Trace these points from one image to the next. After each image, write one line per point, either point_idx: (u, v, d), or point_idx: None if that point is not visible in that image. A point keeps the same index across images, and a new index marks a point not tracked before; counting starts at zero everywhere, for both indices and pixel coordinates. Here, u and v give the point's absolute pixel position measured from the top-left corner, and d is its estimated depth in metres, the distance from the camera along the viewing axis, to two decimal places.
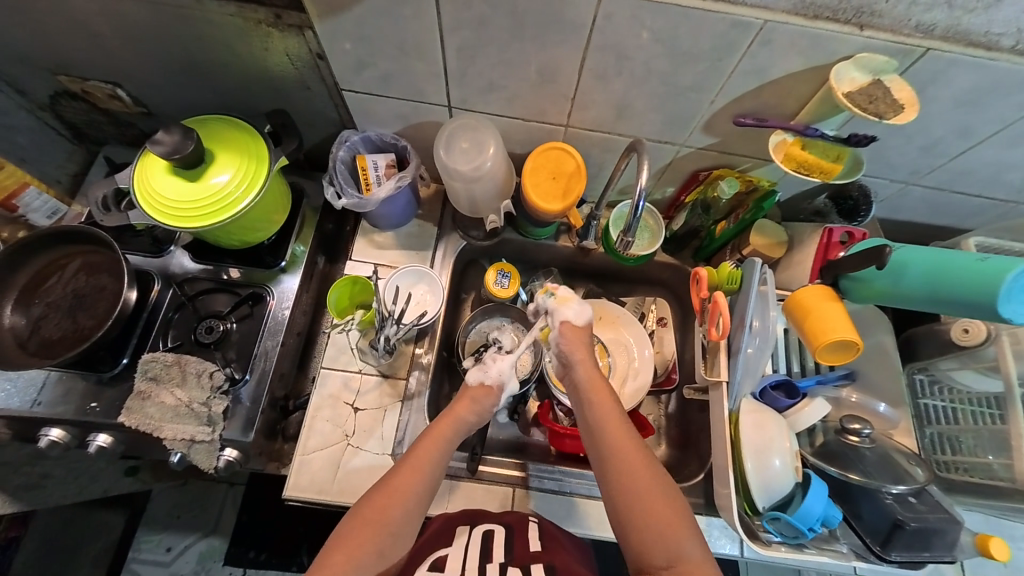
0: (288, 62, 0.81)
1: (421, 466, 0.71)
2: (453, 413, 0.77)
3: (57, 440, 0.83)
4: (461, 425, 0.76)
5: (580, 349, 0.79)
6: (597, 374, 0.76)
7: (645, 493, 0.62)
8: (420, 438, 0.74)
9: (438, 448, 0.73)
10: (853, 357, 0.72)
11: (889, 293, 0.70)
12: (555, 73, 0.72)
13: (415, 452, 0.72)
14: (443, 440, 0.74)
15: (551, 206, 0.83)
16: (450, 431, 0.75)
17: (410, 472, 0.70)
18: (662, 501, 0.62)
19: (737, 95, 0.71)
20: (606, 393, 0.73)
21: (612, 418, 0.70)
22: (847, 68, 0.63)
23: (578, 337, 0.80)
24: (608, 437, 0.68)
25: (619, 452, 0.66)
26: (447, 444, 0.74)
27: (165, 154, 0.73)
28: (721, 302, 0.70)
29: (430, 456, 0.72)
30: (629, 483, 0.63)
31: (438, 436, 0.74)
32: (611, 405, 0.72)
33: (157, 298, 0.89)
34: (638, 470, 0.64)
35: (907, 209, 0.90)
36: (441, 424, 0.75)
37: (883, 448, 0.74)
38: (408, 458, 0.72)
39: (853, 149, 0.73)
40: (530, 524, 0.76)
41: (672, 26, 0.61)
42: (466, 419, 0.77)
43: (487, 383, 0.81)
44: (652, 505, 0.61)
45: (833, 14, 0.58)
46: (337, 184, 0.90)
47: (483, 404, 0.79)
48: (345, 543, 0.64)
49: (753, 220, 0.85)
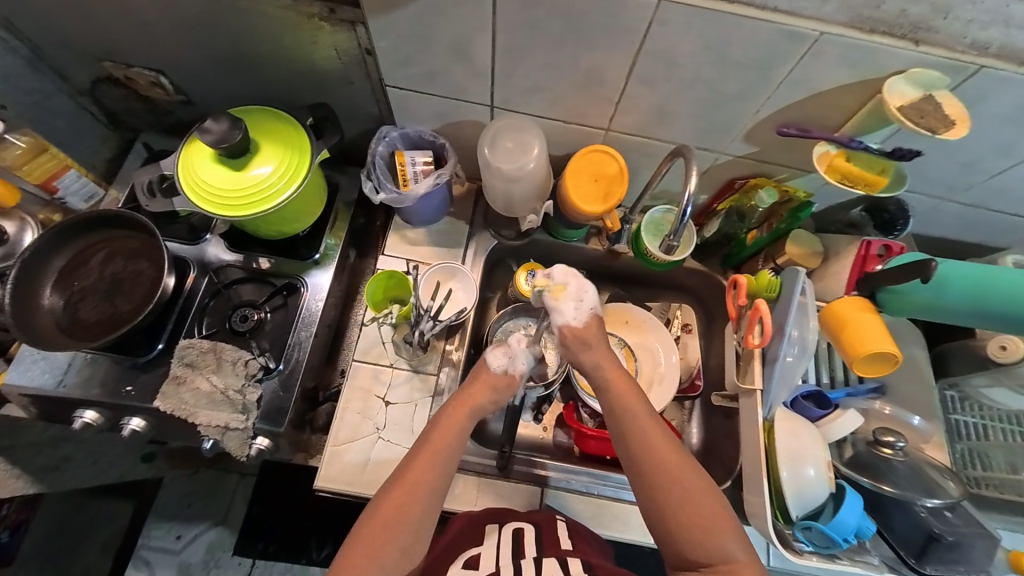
0: (335, 56, 0.81)
1: (436, 454, 0.69)
2: (467, 396, 0.75)
3: (91, 422, 0.84)
4: (473, 407, 0.74)
5: (596, 347, 0.76)
6: (620, 372, 0.75)
7: (688, 495, 0.63)
8: (433, 425, 0.72)
9: (453, 433, 0.71)
10: (890, 369, 0.72)
11: (930, 308, 0.70)
12: (602, 77, 0.73)
13: (428, 442, 0.70)
14: (458, 427, 0.72)
15: (591, 208, 0.84)
16: (466, 418, 0.73)
17: (423, 466, 0.68)
18: (702, 506, 0.62)
19: (783, 104, 0.71)
20: (633, 393, 0.72)
21: (646, 418, 0.69)
22: (899, 82, 0.64)
23: (593, 334, 0.77)
24: (643, 439, 0.67)
25: (657, 453, 0.66)
26: (464, 429, 0.72)
27: (213, 142, 0.74)
28: (762, 309, 0.71)
29: (444, 443, 0.70)
30: (671, 486, 0.64)
31: (452, 422, 0.72)
32: (642, 406, 0.71)
33: (193, 285, 0.90)
34: (680, 473, 0.64)
35: (940, 226, 0.90)
36: (458, 406, 0.74)
37: (915, 461, 0.73)
38: (421, 446, 0.70)
39: (897, 163, 0.73)
40: (558, 523, 0.77)
41: (726, 34, 0.62)
42: (483, 407, 0.75)
43: (514, 374, 0.78)
44: (695, 509, 0.62)
45: (888, 28, 0.59)
46: (374, 179, 0.91)
47: (505, 394, 0.77)
48: (364, 538, 0.63)
49: (787, 229, 0.86)
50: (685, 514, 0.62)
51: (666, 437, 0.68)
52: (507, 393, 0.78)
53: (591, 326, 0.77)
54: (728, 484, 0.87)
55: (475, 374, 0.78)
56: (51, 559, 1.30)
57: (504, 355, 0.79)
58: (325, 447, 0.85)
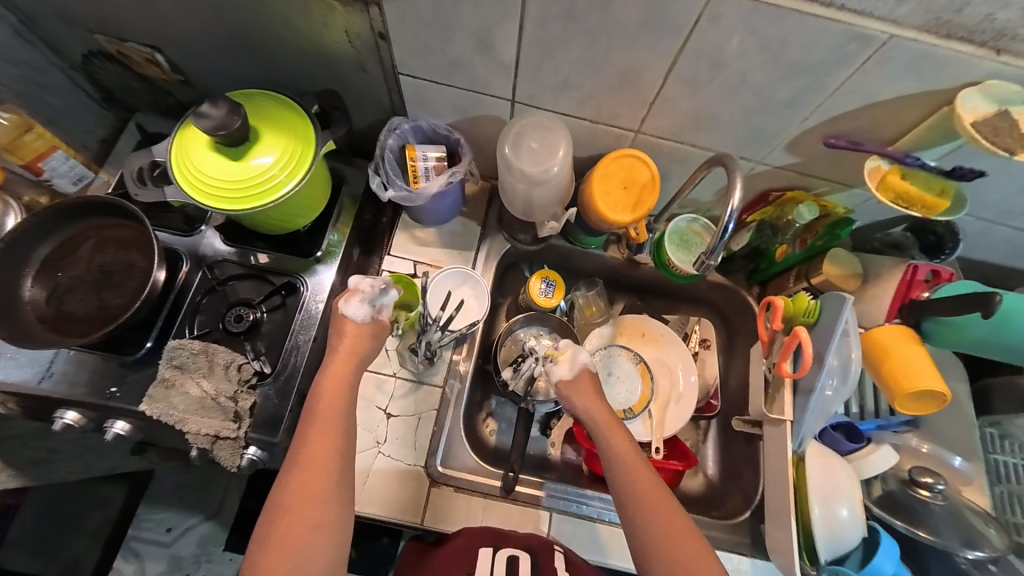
0: (346, 40, 0.74)
1: (332, 418, 0.62)
2: (346, 349, 0.69)
3: (74, 423, 0.79)
4: (354, 358, 0.69)
5: (591, 402, 0.72)
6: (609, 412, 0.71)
7: (677, 538, 0.60)
8: (318, 391, 0.65)
9: (344, 392, 0.66)
10: (936, 407, 0.67)
11: (981, 341, 0.66)
12: (639, 75, 0.66)
13: (318, 411, 0.63)
14: (347, 384, 0.67)
15: (620, 217, 0.78)
16: (352, 373, 0.68)
17: (326, 434, 0.61)
18: (684, 539, 0.60)
19: (836, 114, 0.65)
20: (620, 429, 0.69)
21: (633, 455, 0.66)
22: (972, 96, 0.57)
23: (587, 386, 0.74)
24: (629, 476, 0.64)
25: (647, 494, 0.62)
26: (351, 387, 0.67)
27: (210, 129, 0.68)
28: (803, 337, 0.64)
29: (337, 406, 0.64)
30: (661, 530, 0.60)
31: (336, 382, 0.66)
32: (627, 442, 0.68)
33: (186, 280, 0.84)
34: (669, 514, 0.61)
35: (987, 250, 0.84)
36: (341, 363, 0.68)
37: (955, 504, 0.69)
38: (313, 416, 0.63)
39: (958, 183, 0.67)
40: (556, 552, 0.71)
41: (784, 34, 0.55)
42: (363, 357, 0.70)
43: (381, 318, 0.72)
44: (685, 554, 0.58)
45: (968, 35, 0.52)
46: (384, 174, 0.85)
47: (381, 337, 0.73)
48: (278, 536, 0.55)
49: (825, 247, 0.80)
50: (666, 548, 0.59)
51: (653, 476, 0.64)
52: (382, 335, 0.73)
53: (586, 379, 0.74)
54: (747, 516, 0.83)
55: (337, 331, 0.70)
56: (39, 544, 1.27)
57: (362, 304, 0.71)
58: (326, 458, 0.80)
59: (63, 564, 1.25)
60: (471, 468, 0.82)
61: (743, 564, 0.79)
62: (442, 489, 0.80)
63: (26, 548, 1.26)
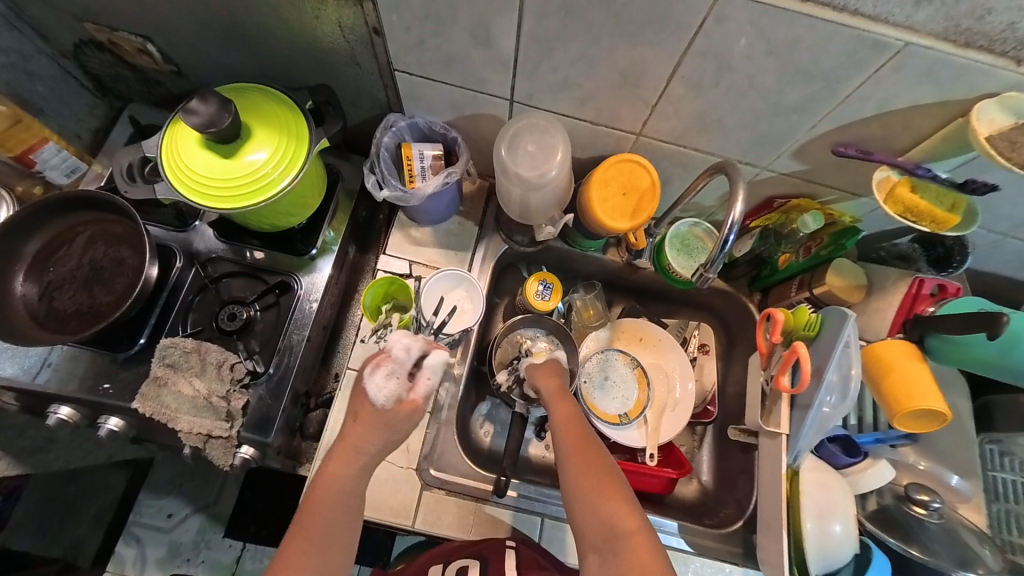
0: (340, 34, 0.72)
1: (316, 532, 0.62)
2: (345, 446, 0.67)
3: (67, 418, 0.79)
4: (356, 455, 0.66)
5: (550, 382, 0.80)
6: (558, 385, 0.80)
7: (588, 478, 0.68)
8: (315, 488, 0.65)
9: (335, 498, 0.64)
10: (937, 426, 0.66)
11: (986, 360, 0.64)
12: (642, 76, 0.64)
13: (309, 509, 0.63)
14: (337, 490, 0.65)
15: (620, 224, 0.76)
16: (353, 472, 0.66)
17: (305, 541, 0.61)
18: (603, 476, 0.68)
19: (845, 121, 0.63)
20: (565, 399, 0.78)
21: (566, 413, 0.76)
22: (990, 108, 0.54)
23: (548, 372, 0.82)
24: (559, 432, 0.74)
25: (569, 446, 0.72)
26: (342, 497, 0.65)
27: (200, 125, 0.66)
28: (802, 352, 0.63)
29: (325, 513, 0.63)
30: (577, 471, 0.69)
31: (326, 486, 0.65)
32: (569, 409, 0.76)
33: (179, 276, 0.83)
34: (585, 457, 0.70)
35: (996, 262, 0.81)
36: (337, 464, 0.66)
37: (950, 522, 0.69)
38: (299, 525, 0.62)
39: (971, 197, 0.64)
40: (506, 552, 0.74)
41: (793, 37, 0.53)
42: (375, 451, 0.67)
43: (409, 399, 0.70)
44: (593, 487, 0.67)
45: (988, 43, 0.49)
46: (379, 173, 0.82)
47: (397, 429, 0.69)
48: None
49: (829, 257, 0.79)
50: (586, 484, 0.67)
51: (581, 429, 0.73)
52: (401, 425, 0.69)
53: (553, 365, 0.83)
54: (740, 526, 0.83)
55: (356, 412, 0.70)
56: None
57: (390, 378, 0.69)
58: (315, 460, 0.79)
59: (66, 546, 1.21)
60: (465, 472, 0.82)
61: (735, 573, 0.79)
62: (434, 493, 0.79)
63: None
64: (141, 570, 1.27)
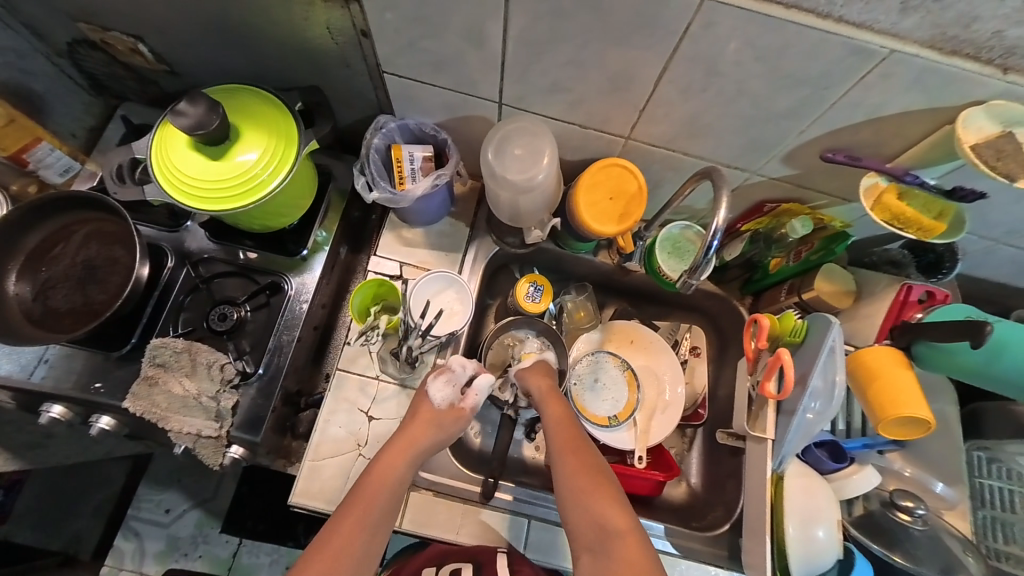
0: (329, 35, 0.72)
1: (365, 514, 0.66)
2: (406, 437, 0.73)
3: (59, 416, 0.81)
4: (411, 449, 0.72)
5: (542, 383, 0.83)
6: (550, 386, 0.83)
7: (585, 485, 0.69)
8: (367, 475, 0.70)
9: (387, 484, 0.69)
10: (921, 434, 0.66)
11: (975, 369, 0.63)
12: (630, 80, 0.63)
13: (359, 497, 0.67)
14: (393, 475, 0.70)
15: (607, 229, 0.76)
16: (406, 465, 0.72)
17: (353, 521, 0.65)
18: (596, 475, 0.70)
19: (834, 127, 0.62)
20: (558, 400, 0.81)
21: (563, 421, 0.78)
22: (978, 115, 0.54)
23: (540, 373, 0.85)
24: (553, 431, 0.77)
25: (565, 452, 0.73)
26: (396, 483, 0.70)
27: (189, 127, 0.67)
28: (785, 359, 0.63)
29: (380, 496, 0.68)
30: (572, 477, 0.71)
31: (383, 472, 0.70)
32: (562, 410, 0.79)
33: (170, 276, 0.84)
34: (580, 466, 0.71)
35: (989, 269, 0.81)
36: (395, 453, 0.71)
37: (935, 529, 0.69)
38: (350, 503, 0.67)
39: (959, 205, 0.64)
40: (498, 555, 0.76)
41: (780, 43, 0.52)
42: (426, 449, 0.73)
43: (459, 406, 0.78)
44: (587, 485, 0.69)
45: (975, 51, 0.49)
46: (369, 175, 0.82)
47: (449, 429, 0.76)
48: None
49: (819, 262, 0.78)
50: (577, 482, 0.70)
51: (572, 436, 0.75)
52: (451, 427, 0.77)
53: (542, 367, 0.87)
54: (727, 529, 0.84)
55: (416, 410, 0.77)
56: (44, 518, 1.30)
57: (446, 386, 0.78)
58: (304, 460, 0.80)
59: (66, 539, 1.29)
60: (453, 473, 0.83)
61: None
62: (422, 493, 0.80)
63: (28, 522, 1.29)
64: (140, 565, 1.26)
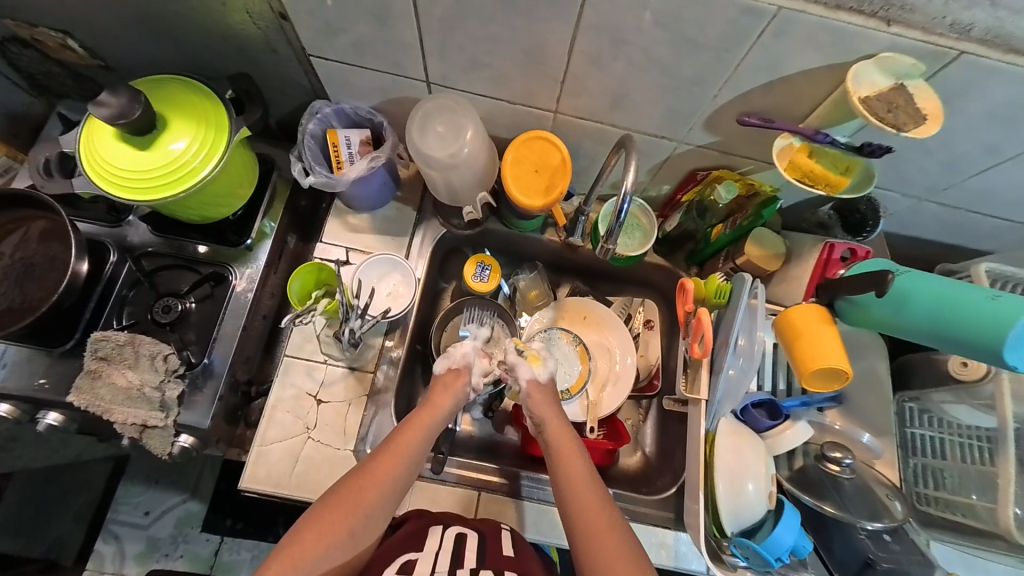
0: (250, 20, 0.72)
1: (365, 494, 0.66)
2: (422, 418, 0.75)
3: (6, 414, 0.81)
4: (423, 429, 0.74)
5: (547, 409, 0.78)
6: (564, 427, 0.77)
7: (580, 490, 0.70)
8: (376, 453, 0.70)
9: (399, 462, 0.70)
10: (840, 384, 0.68)
11: (887, 323, 0.64)
12: (545, 53, 0.64)
13: (369, 473, 0.68)
14: (409, 453, 0.71)
15: (533, 202, 0.77)
16: (421, 440, 0.73)
17: (353, 491, 0.66)
18: (594, 498, 0.69)
19: (743, 91, 0.63)
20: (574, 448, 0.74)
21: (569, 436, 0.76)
22: (868, 70, 0.55)
23: (545, 394, 0.80)
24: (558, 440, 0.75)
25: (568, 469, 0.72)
26: (395, 476, 0.69)
27: (110, 118, 0.67)
28: (704, 319, 0.69)
29: (370, 500, 0.67)
30: (574, 496, 0.69)
31: (397, 450, 0.71)
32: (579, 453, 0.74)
33: (114, 270, 0.84)
34: (581, 486, 0.70)
35: (918, 227, 0.83)
36: (410, 428, 0.73)
37: (863, 478, 0.71)
38: (359, 472, 0.68)
39: (865, 160, 0.65)
40: (502, 532, 0.75)
41: (676, 8, 0.53)
42: (445, 411, 0.77)
43: (458, 369, 0.81)
44: (588, 513, 0.67)
45: (858, 5, 0.50)
46: (305, 161, 0.83)
47: (458, 394, 0.79)
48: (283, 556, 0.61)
49: (751, 227, 0.80)
50: (576, 497, 0.69)
51: (574, 444, 0.75)
52: (458, 389, 0.79)
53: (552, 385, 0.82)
54: (673, 492, 0.85)
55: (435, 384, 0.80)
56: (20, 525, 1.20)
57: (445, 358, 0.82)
58: (253, 446, 0.81)
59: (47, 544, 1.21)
60: None
61: (666, 538, 0.82)
62: None
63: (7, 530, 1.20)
64: (119, 567, 1.26)
